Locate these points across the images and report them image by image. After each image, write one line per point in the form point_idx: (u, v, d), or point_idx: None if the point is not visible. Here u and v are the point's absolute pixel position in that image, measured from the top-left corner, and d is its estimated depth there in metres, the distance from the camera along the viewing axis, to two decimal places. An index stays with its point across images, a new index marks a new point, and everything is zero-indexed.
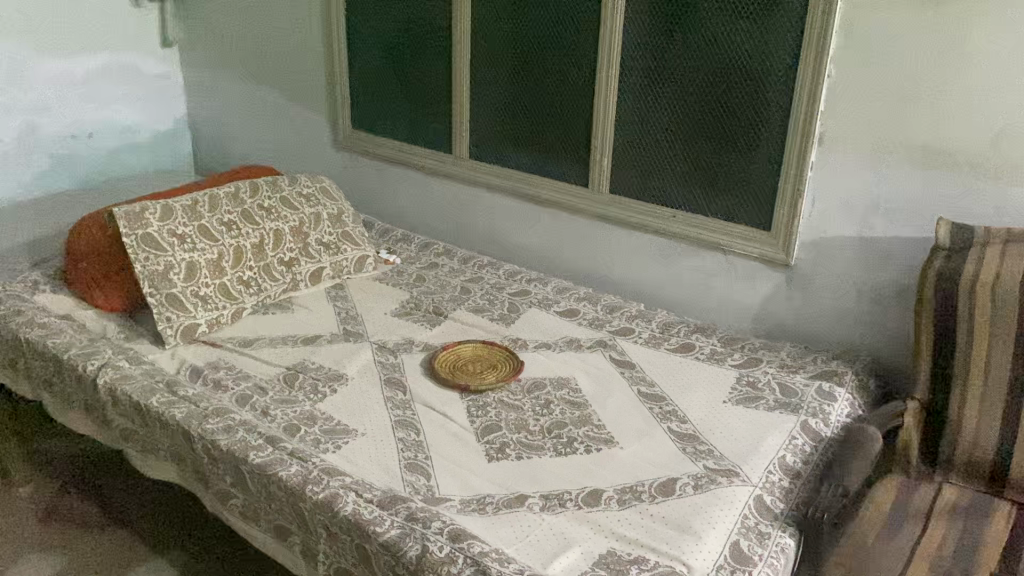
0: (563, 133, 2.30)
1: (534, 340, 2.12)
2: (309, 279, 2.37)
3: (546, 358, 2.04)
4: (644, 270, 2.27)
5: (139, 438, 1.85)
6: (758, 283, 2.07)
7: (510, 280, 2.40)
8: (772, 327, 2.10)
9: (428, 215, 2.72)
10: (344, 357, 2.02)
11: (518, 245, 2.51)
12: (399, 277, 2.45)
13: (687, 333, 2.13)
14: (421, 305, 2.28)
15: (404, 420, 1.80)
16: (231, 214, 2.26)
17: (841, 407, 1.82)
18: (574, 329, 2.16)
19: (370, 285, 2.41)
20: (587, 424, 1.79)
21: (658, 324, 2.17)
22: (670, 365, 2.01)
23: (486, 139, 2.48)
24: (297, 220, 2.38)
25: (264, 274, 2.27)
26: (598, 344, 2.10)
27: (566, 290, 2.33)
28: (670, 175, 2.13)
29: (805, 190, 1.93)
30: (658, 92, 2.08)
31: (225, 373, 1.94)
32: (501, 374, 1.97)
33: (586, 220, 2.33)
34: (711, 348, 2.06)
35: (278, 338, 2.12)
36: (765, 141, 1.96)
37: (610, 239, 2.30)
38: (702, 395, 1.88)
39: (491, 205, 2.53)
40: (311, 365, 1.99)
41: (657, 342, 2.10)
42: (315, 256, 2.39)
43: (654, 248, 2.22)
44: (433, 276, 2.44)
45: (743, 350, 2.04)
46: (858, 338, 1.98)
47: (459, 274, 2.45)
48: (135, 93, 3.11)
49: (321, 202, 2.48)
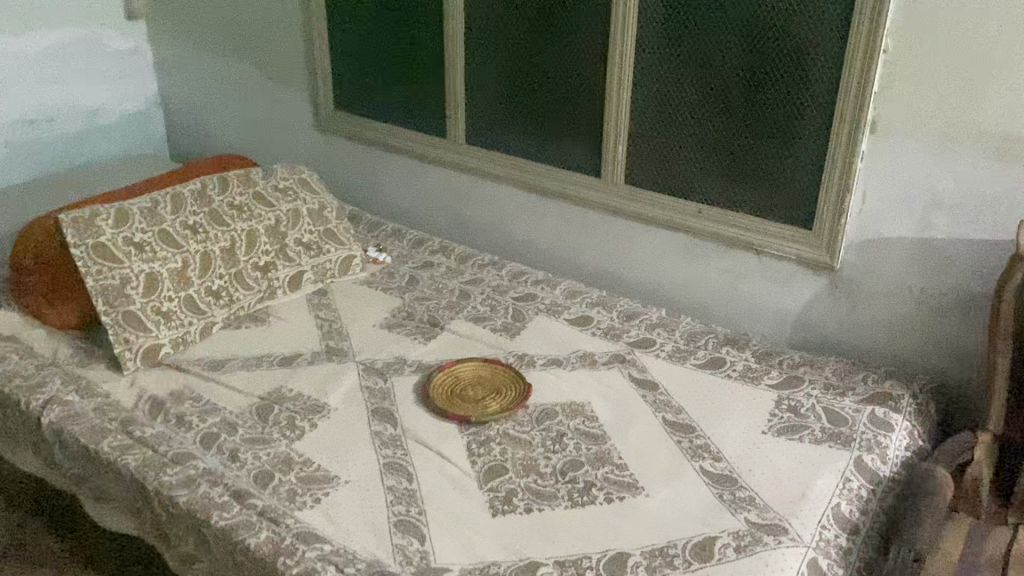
0: (571, 116, 2.02)
1: (543, 356, 1.87)
2: (287, 284, 2.11)
3: (556, 379, 1.80)
4: (665, 271, 2.00)
5: (91, 485, 1.61)
6: (797, 288, 1.81)
7: (514, 281, 2.14)
8: (814, 338, 1.84)
9: (420, 205, 2.44)
10: (326, 382, 1.78)
11: (522, 241, 2.24)
12: (389, 279, 2.19)
13: (716, 345, 1.86)
14: (415, 314, 2.02)
15: (395, 463, 1.55)
16: (197, 215, 2.00)
17: (900, 437, 1.57)
18: (587, 341, 1.91)
19: (357, 289, 2.16)
20: (606, 464, 1.55)
21: (682, 335, 1.90)
22: (700, 385, 1.76)
23: (483, 122, 2.20)
24: (273, 219, 2.12)
25: (236, 283, 2.01)
26: (615, 362, 1.85)
27: (577, 293, 2.07)
28: (696, 163, 1.86)
29: (856, 183, 1.66)
30: (681, 71, 1.81)
31: (190, 405, 1.70)
32: (507, 400, 1.72)
33: (597, 213, 2.06)
34: (745, 363, 1.80)
35: (251, 358, 1.87)
36: (808, 125, 1.68)
37: (626, 235, 2.03)
38: (738, 424, 1.63)
39: (490, 196, 2.25)
40: (288, 393, 1.74)
41: (682, 356, 1.85)
42: (295, 259, 2.13)
43: (677, 247, 1.96)
44: (427, 277, 2.18)
45: (782, 366, 1.77)
46: (915, 353, 1.72)
47: (456, 274, 2.19)
48: (101, 72, 2.82)
49: (300, 195, 2.21)
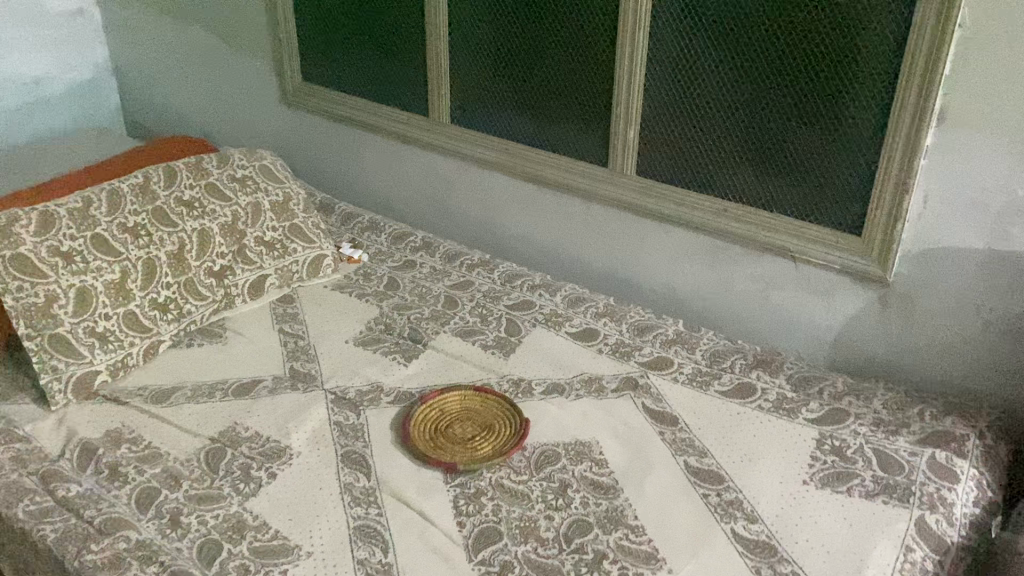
0: (574, 95, 1.74)
1: (542, 382, 1.61)
2: (247, 292, 1.83)
3: (558, 411, 1.54)
4: (684, 278, 1.73)
5: (7, 553, 1.35)
6: (840, 302, 1.55)
7: (508, 285, 1.87)
8: (858, 359, 1.58)
9: (401, 194, 2.15)
10: (287, 419, 1.52)
11: (518, 238, 1.96)
12: (365, 282, 1.92)
13: (745, 368, 1.60)
14: (393, 328, 1.75)
15: (367, 528, 1.30)
16: (138, 215, 1.72)
17: (967, 489, 1.33)
18: (593, 361, 1.65)
19: (328, 295, 1.88)
20: (619, 526, 1.30)
21: (703, 354, 1.64)
22: (727, 420, 1.50)
23: (471, 100, 1.91)
24: (229, 215, 1.84)
25: (185, 292, 1.74)
26: (627, 388, 1.59)
27: (581, 301, 1.80)
28: (721, 153, 1.59)
29: (916, 184, 1.39)
30: (704, 46, 1.52)
31: (127, 452, 1.44)
32: (500, 441, 1.46)
33: (604, 208, 1.79)
34: (778, 392, 1.54)
35: (203, 386, 1.61)
36: (859, 112, 1.41)
37: (637, 234, 1.76)
38: (774, 473, 1.38)
39: (481, 184, 1.97)
40: (243, 434, 1.48)
41: (704, 382, 1.59)
42: (255, 262, 1.85)
43: (698, 250, 1.69)
44: (408, 280, 1.91)
45: (822, 397, 1.52)
46: (979, 381, 1.47)
47: (442, 277, 1.91)
48: (41, 37, 2.49)
49: (262, 185, 1.93)
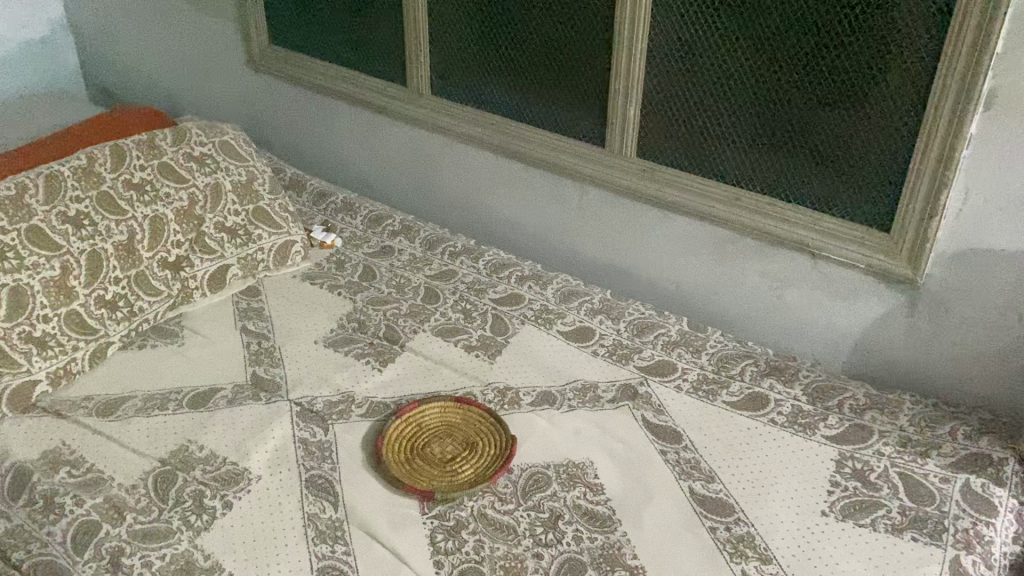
0: (568, 67, 1.56)
1: (532, 391, 1.45)
2: (206, 285, 1.66)
3: (548, 426, 1.38)
4: (689, 271, 1.57)
5: None
6: (864, 304, 1.39)
7: (495, 276, 1.70)
8: (882, 366, 1.43)
9: (379, 171, 1.97)
10: (246, 437, 1.36)
11: (506, 223, 1.79)
12: (338, 272, 1.75)
13: (756, 376, 1.44)
14: (367, 327, 1.59)
15: (331, 570, 1.15)
16: (81, 201, 1.54)
17: (1007, 524, 1.18)
18: (588, 366, 1.49)
19: (297, 286, 1.71)
20: (616, 567, 1.16)
21: (710, 359, 1.49)
22: (736, 439, 1.35)
23: (454, 69, 1.72)
24: (186, 199, 1.66)
25: (137, 288, 1.57)
26: (625, 398, 1.44)
27: (575, 295, 1.64)
28: (733, 136, 1.41)
29: (957, 177, 1.22)
30: (714, 15, 1.34)
31: (65, 478, 1.29)
32: (484, 463, 1.31)
33: (600, 192, 1.61)
34: (793, 404, 1.39)
35: (155, 396, 1.45)
36: (893, 94, 1.23)
37: (636, 223, 1.59)
38: (788, 503, 1.24)
39: (465, 163, 1.79)
40: (196, 455, 1.33)
41: (710, 392, 1.44)
42: (216, 251, 1.68)
43: (704, 241, 1.52)
44: (385, 270, 1.74)
45: (842, 411, 1.37)
46: (1018, 396, 1.32)
47: (423, 266, 1.74)
48: None
49: (223, 164, 1.74)
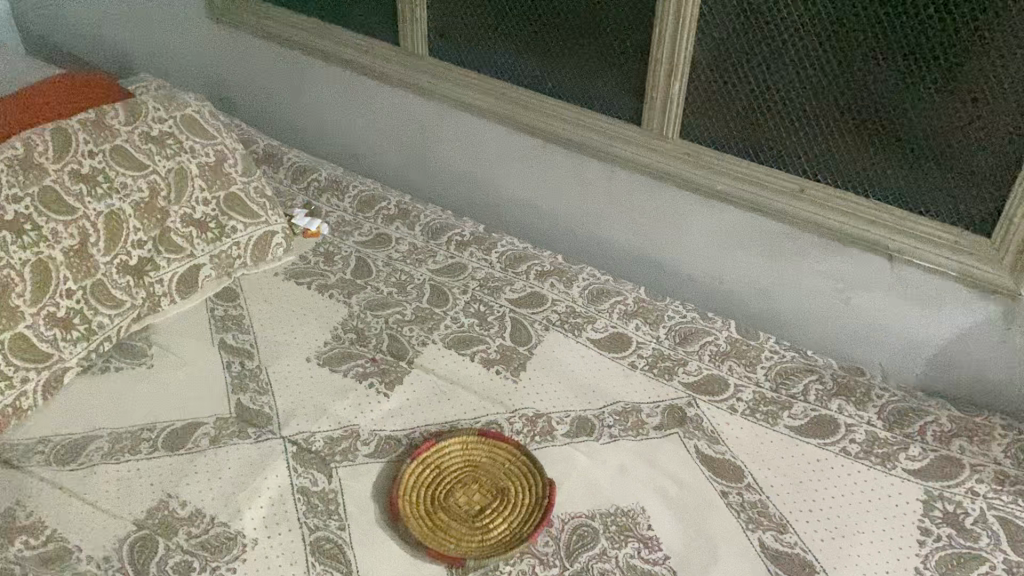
0: (597, 31, 1.32)
1: (565, 416, 1.26)
2: (175, 290, 1.42)
3: (589, 462, 1.20)
4: (737, 269, 1.37)
5: None
6: (949, 315, 1.21)
7: (511, 271, 1.49)
8: (963, 381, 1.25)
9: (367, 141, 1.72)
10: (236, 489, 1.15)
11: (519, 206, 1.57)
12: (327, 267, 1.52)
13: (822, 396, 1.26)
14: (366, 339, 1.37)
15: None
16: (20, 202, 1.27)
17: None
18: (627, 383, 1.30)
19: (280, 287, 1.49)
20: None
21: (767, 373, 1.30)
22: (805, 475, 1.18)
23: (459, 28, 1.48)
24: (146, 189, 1.41)
25: (94, 300, 1.33)
26: (672, 424, 1.25)
27: (604, 295, 1.43)
28: (797, 120, 1.20)
29: None
30: None
31: (21, 552, 1.07)
32: (518, 517, 1.13)
33: (633, 176, 1.39)
34: (867, 431, 1.22)
35: (122, 436, 1.23)
36: (1008, 77, 1.03)
37: (676, 212, 1.38)
38: (875, 560, 1.07)
39: (469, 137, 1.55)
40: (177, 515, 1.12)
41: (770, 415, 1.25)
42: (184, 249, 1.43)
43: (757, 236, 1.32)
44: (383, 264, 1.52)
45: (924, 439, 1.20)
46: None
47: (425, 259, 1.52)
48: None
49: (187, 144, 1.49)
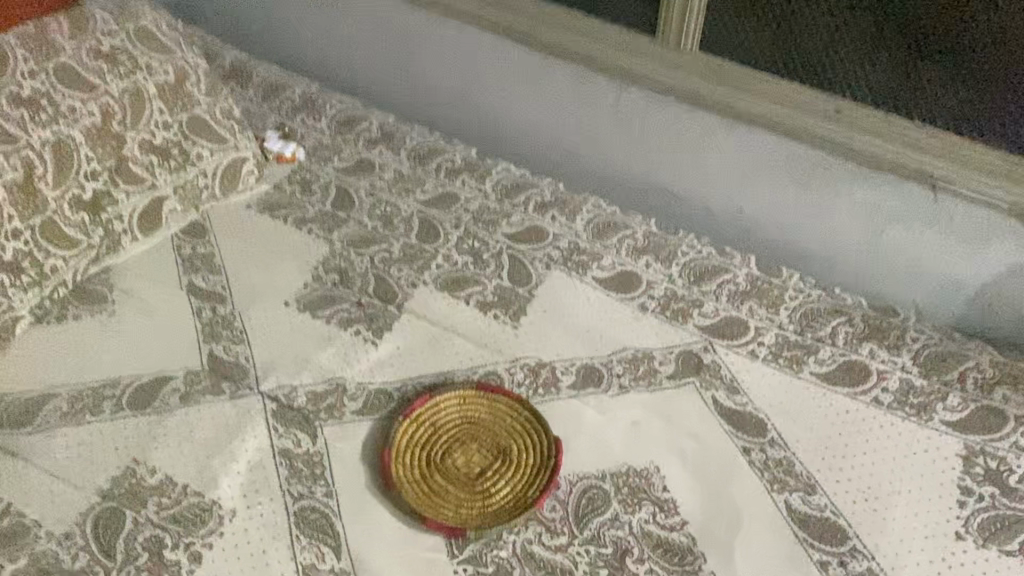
0: None
1: (571, 365, 1.15)
2: (136, 228, 1.29)
3: (598, 417, 1.09)
4: (760, 197, 1.24)
5: None
6: (997, 250, 1.10)
7: (508, 201, 1.36)
8: (1005, 321, 1.15)
9: (344, 55, 1.55)
10: (211, 453, 1.05)
11: (516, 127, 1.42)
12: (304, 197, 1.38)
13: (851, 340, 1.16)
14: (350, 280, 1.25)
15: None
16: None
17: None
18: (637, 327, 1.19)
19: (253, 220, 1.35)
20: None
21: (790, 314, 1.19)
22: (834, 429, 1.08)
23: None
24: (98, 113, 1.24)
25: (44, 239, 1.19)
26: (688, 372, 1.14)
27: (612, 227, 1.31)
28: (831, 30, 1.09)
29: None
30: None
31: None
32: (522, 480, 1.03)
33: (646, 95, 1.25)
34: (901, 379, 1.12)
35: (82, 393, 1.11)
36: None
37: (692, 135, 1.24)
38: (911, 524, 0.99)
39: (461, 50, 1.40)
40: (145, 484, 1.02)
41: (794, 360, 1.15)
42: (144, 179, 1.29)
43: (784, 163, 1.19)
44: (366, 193, 1.38)
45: (964, 388, 1.10)
46: None
47: (413, 188, 1.38)
48: None
49: (143, 59, 1.31)
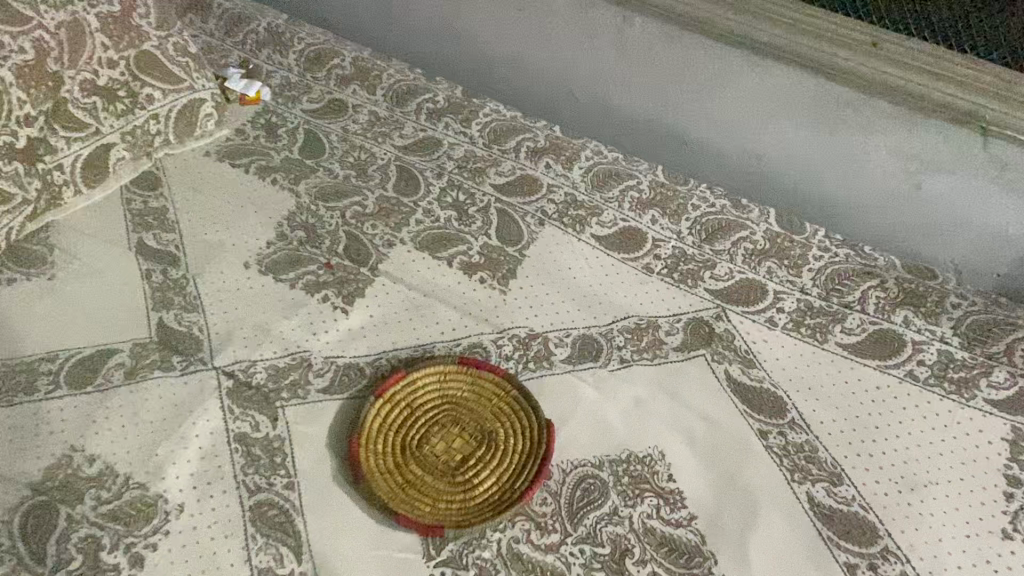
0: None
1: (566, 336, 1.02)
2: (80, 179, 1.13)
3: (595, 397, 0.97)
4: (780, 144, 1.10)
5: None
6: None
7: (497, 148, 1.21)
8: None
9: None
10: (158, 439, 0.93)
11: (506, 65, 1.27)
12: (270, 143, 1.24)
13: (883, 306, 1.03)
14: (319, 239, 1.11)
15: None
16: None
17: None
18: (641, 292, 1.06)
19: (213, 170, 1.20)
20: None
21: (814, 277, 1.06)
22: (862, 409, 0.95)
23: None
24: (30, 50, 1.05)
25: None
26: (697, 343, 1.01)
27: (613, 178, 1.17)
28: None
29: None
30: None
31: None
32: (508, 470, 0.90)
33: (652, 27, 1.10)
34: (940, 351, 0.99)
35: (13, 369, 0.97)
36: None
37: (705, 74, 1.09)
38: (953, 519, 0.86)
39: None
40: (82, 475, 0.89)
41: (818, 329, 1.02)
42: (89, 125, 1.13)
43: (808, 105, 1.04)
44: (339, 139, 1.24)
45: (1010, 361, 0.97)
46: None
47: (391, 133, 1.24)
48: None
49: None
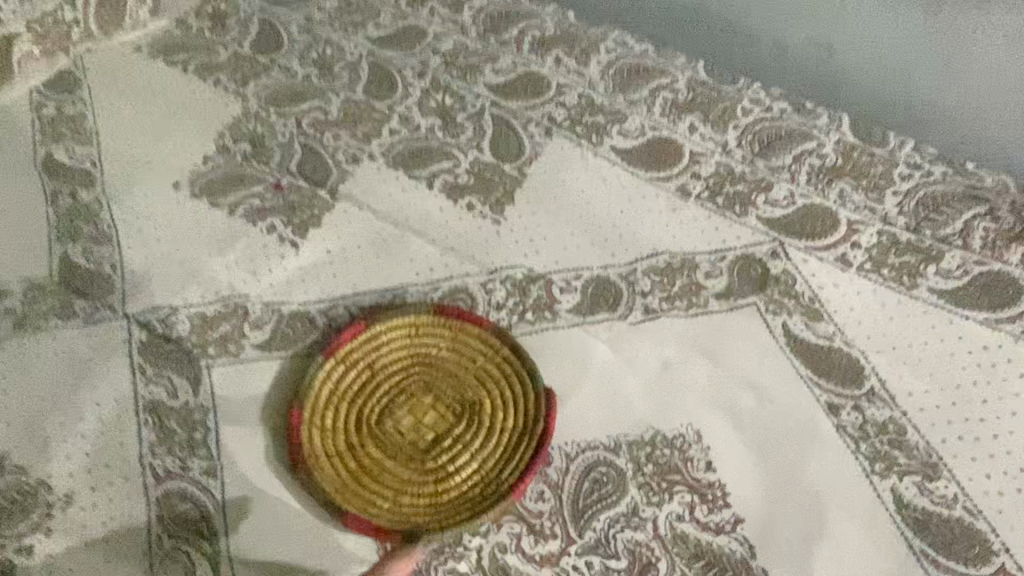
0: None
1: (575, 278, 0.79)
2: None
3: (611, 359, 0.74)
4: (867, 23, 0.83)
5: None
6: None
7: (496, 38, 0.97)
8: None
9: None
10: (47, 409, 0.71)
11: None
12: (215, 33, 1.00)
13: (993, 243, 0.79)
14: (268, 153, 0.89)
15: None
16: None
17: None
18: (674, 221, 0.82)
19: (145, 68, 0.96)
20: None
21: (901, 202, 0.82)
22: (964, 379, 0.72)
23: None
24: None
25: None
26: (746, 287, 0.78)
27: (642, 75, 0.92)
28: None
29: None
30: None
31: None
32: (494, 454, 0.69)
33: None
34: None
35: None
36: None
37: None
38: None
39: None
40: None
41: (906, 271, 0.78)
42: None
43: None
44: (300, 29, 0.99)
45: None
46: None
47: (363, 21, 1.00)
48: None
49: None
